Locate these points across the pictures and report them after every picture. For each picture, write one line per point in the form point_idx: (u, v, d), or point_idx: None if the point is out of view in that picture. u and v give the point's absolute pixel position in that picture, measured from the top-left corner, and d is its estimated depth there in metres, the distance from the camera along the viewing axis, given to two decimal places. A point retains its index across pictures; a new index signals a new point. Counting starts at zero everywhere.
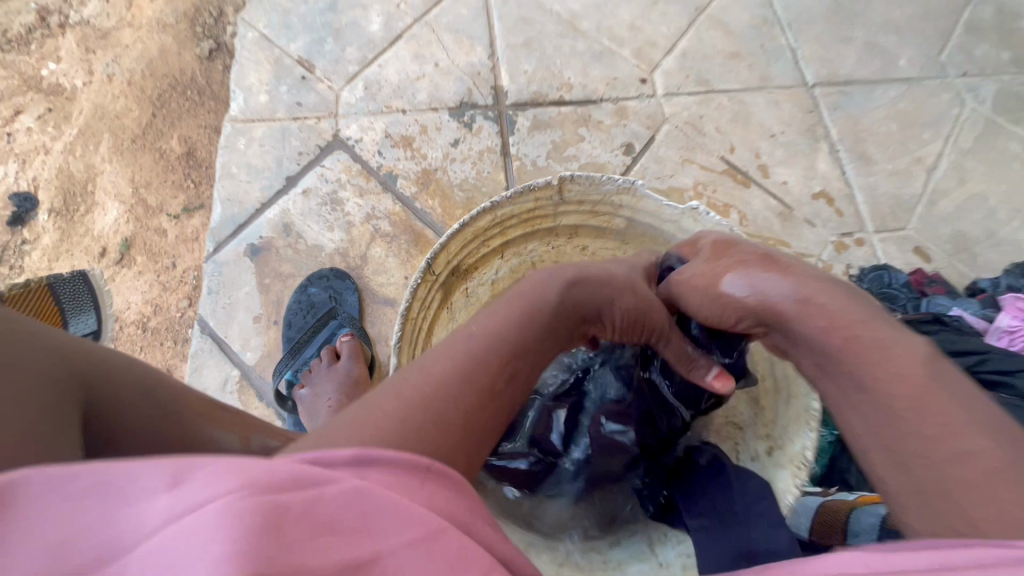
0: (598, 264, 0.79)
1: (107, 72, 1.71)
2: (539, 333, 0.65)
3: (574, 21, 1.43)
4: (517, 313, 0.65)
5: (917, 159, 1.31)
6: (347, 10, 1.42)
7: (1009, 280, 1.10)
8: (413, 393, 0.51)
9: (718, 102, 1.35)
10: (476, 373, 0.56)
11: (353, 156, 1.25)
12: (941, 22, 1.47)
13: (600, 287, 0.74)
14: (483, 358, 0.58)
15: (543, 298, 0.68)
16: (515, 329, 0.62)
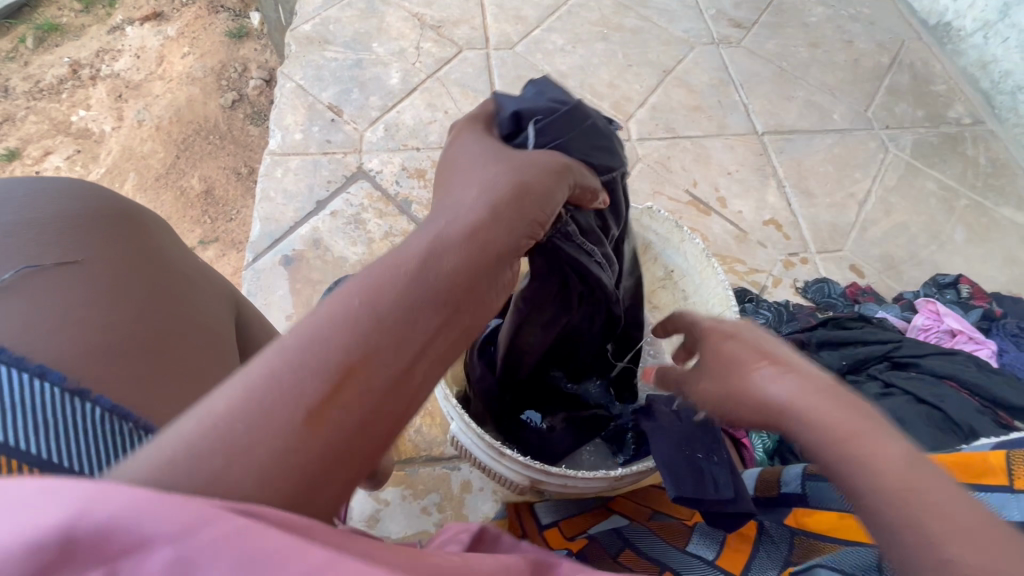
0: (526, 165, 0.60)
1: (137, 119, 2.61)
2: (430, 300, 0.44)
3: (562, 79, 1.72)
4: (444, 237, 0.49)
5: (850, 194, 1.56)
6: (371, 67, 1.70)
7: (925, 290, 1.30)
8: (320, 337, 0.38)
9: (683, 146, 1.60)
10: (405, 293, 0.43)
11: (374, 184, 1.47)
12: (866, 85, 1.77)
13: (538, 193, 0.58)
14: (410, 275, 0.44)
15: (490, 236, 0.51)
16: (393, 304, 0.42)
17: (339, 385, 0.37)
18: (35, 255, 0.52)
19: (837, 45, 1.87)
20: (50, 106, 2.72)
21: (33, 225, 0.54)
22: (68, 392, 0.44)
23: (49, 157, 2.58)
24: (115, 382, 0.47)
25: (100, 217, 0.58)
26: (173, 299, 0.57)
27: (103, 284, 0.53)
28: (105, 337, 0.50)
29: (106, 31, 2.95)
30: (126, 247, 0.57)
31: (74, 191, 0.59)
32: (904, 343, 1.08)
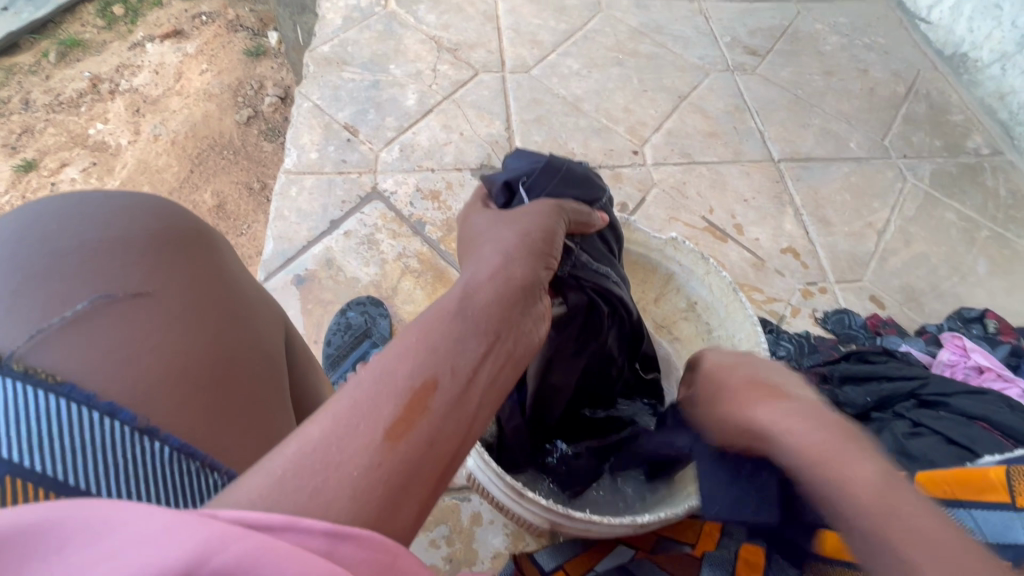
0: (530, 216, 0.68)
1: (154, 133, 2.64)
2: (477, 344, 0.51)
3: (577, 103, 1.72)
4: (478, 289, 0.56)
5: (868, 224, 1.54)
6: (388, 88, 1.71)
7: (950, 323, 1.28)
8: (386, 371, 0.45)
9: (698, 172, 1.59)
10: (449, 332, 0.50)
11: (388, 205, 1.46)
12: (882, 114, 1.77)
13: (545, 242, 0.66)
14: (452, 317, 0.51)
15: (512, 282, 0.58)
16: (450, 341, 0.49)
17: (406, 410, 0.43)
18: (108, 286, 0.53)
19: (852, 74, 1.87)
20: (69, 119, 2.76)
21: (109, 252, 0.55)
22: (137, 430, 0.47)
23: (65, 169, 2.60)
24: (180, 421, 0.50)
25: (168, 241, 0.59)
26: (234, 327, 0.58)
27: (171, 315, 0.54)
28: (171, 372, 0.51)
29: (127, 47, 3.00)
30: (192, 273, 0.58)
31: (144, 214, 0.60)
32: (930, 380, 1.04)
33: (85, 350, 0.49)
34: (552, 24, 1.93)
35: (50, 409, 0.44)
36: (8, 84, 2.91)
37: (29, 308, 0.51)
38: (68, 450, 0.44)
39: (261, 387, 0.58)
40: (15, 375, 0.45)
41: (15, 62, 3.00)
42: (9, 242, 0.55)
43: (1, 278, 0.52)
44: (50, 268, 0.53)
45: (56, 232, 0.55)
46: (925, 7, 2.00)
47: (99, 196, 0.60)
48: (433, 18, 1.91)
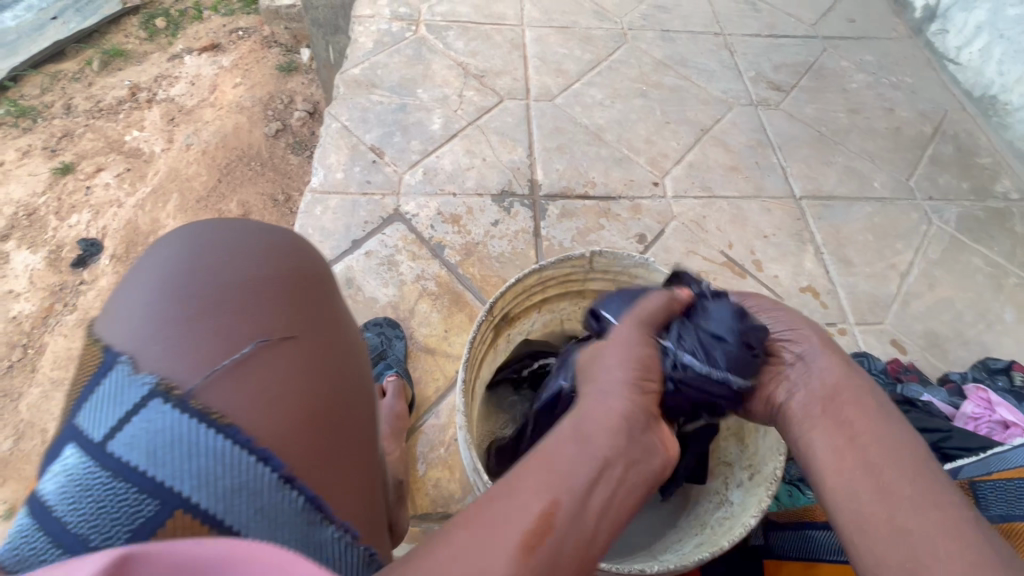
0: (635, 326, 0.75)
1: (186, 143, 2.73)
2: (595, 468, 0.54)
3: (599, 132, 1.74)
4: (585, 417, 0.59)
5: (891, 265, 1.52)
6: (414, 112, 1.75)
7: (974, 373, 1.25)
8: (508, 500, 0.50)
9: (719, 206, 1.59)
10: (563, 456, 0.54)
11: (410, 227, 1.49)
12: (908, 154, 1.76)
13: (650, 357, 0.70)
14: (564, 440, 0.56)
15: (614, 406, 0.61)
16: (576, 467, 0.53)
17: (532, 531, 0.48)
18: (262, 331, 0.65)
19: (878, 113, 1.87)
20: (107, 125, 2.87)
21: (258, 299, 0.67)
22: (281, 477, 0.56)
23: (100, 173, 2.69)
24: (312, 469, 0.59)
25: (283, 285, 0.70)
26: (348, 382, 0.69)
27: (303, 359, 0.65)
28: (305, 423, 0.61)
29: (166, 59, 3.13)
30: (317, 325, 0.69)
31: (283, 261, 0.72)
32: (954, 434, 1.02)
33: (241, 392, 0.60)
34: (578, 54, 1.96)
35: (210, 446, 0.55)
36: (53, 90, 3.05)
37: (186, 335, 0.62)
38: (220, 485, 0.54)
39: (364, 446, 0.68)
40: (192, 413, 0.56)
41: (61, 70, 3.14)
42: (180, 275, 0.66)
43: (173, 308, 0.63)
44: (215, 309, 0.65)
45: (217, 273, 0.67)
46: (954, 48, 1.99)
47: (251, 239, 0.73)
48: (461, 44, 1.96)
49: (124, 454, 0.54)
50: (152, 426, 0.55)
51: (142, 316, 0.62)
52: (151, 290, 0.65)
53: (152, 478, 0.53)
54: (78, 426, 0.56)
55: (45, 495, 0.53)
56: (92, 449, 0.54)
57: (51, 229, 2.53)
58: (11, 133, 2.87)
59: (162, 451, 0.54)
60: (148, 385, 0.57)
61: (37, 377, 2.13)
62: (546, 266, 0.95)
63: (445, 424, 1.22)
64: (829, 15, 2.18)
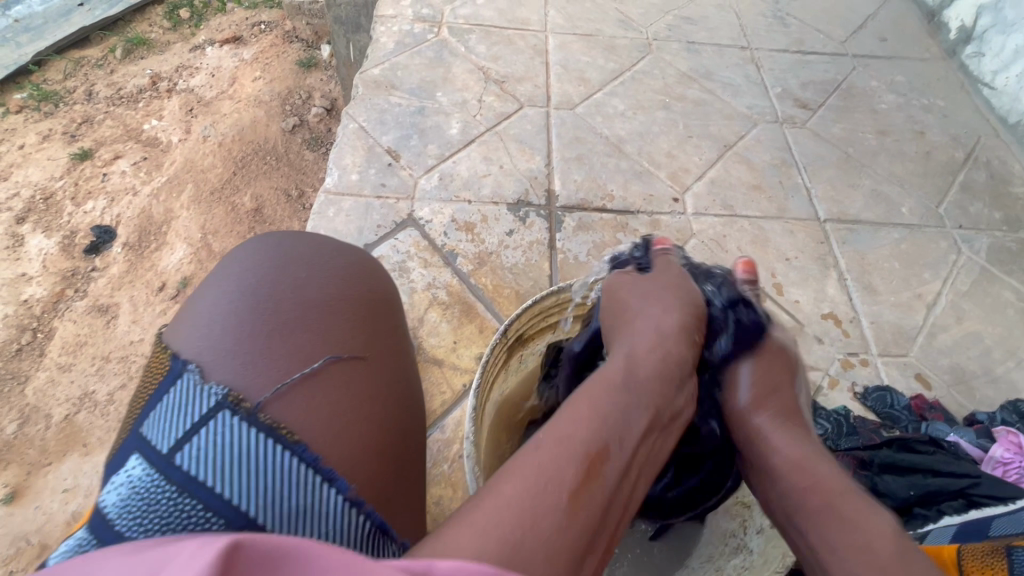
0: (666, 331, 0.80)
1: (204, 134, 2.73)
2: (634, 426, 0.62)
3: (619, 144, 1.70)
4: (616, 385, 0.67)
5: (918, 295, 1.47)
6: (432, 116, 1.73)
7: (1004, 415, 1.20)
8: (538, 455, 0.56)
9: (740, 225, 1.55)
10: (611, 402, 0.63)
11: (423, 233, 1.46)
12: (938, 180, 1.70)
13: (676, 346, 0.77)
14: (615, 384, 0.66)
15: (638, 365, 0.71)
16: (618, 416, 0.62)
17: (583, 476, 0.54)
18: (337, 345, 0.66)
19: (908, 135, 1.81)
20: (127, 113, 2.87)
21: (336, 313, 0.68)
22: (349, 501, 0.58)
23: (117, 161, 2.69)
24: (374, 490, 0.62)
25: (363, 309, 0.71)
26: (407, 404, 0.72)
27: (377, 385, 0.67)
28: (374, 445, 0.63)
29: (188, 49, 3.14)
30: (384, 344, 0.72)
31: (360, 277, 0.74)
32: (982, 481, 0.96)
33: (314, 411, 0.61)
34: (600, 63, 1.93)
35: (276, 463, 0.56)
36: (75, 76, 3.06)
37: (268, 357, 0.61)
38: (285, 506, 0.55)
39: (416, 466, 0.72)
40: (264, 427, 0.57)
41: (84, 55, 3.16)
42: (259, 283, 0.66)
43: (252, 320, 0.64)
44: (293, 322, 0.65)
45: (299, 285, 0.68)
46: (990, 72, 1.93)
47: (326, 250, 0.74)
48: (483, 48, 1.93)
49: (190, 468, 0.55)
50: (218, 438, 0.56)
51: (221, 328, 0.62)
52: (230, 296, 0.65)
53: (221, 495, 0.54)
54: (142, 437, 0.57)
55: (108, 506, 0.53)
56: (157, 461, 0.55)
57: (66, 214, 2.53)
58: (33, 117, 2.89)
59: (227, 466, 0.55)
60: (216, 396, 0.58)
61: (45, 362, 2.12)
62: (569, 288, 0.94)
63: (450, 439, 1.19)
64: (860, 32, 2.13)
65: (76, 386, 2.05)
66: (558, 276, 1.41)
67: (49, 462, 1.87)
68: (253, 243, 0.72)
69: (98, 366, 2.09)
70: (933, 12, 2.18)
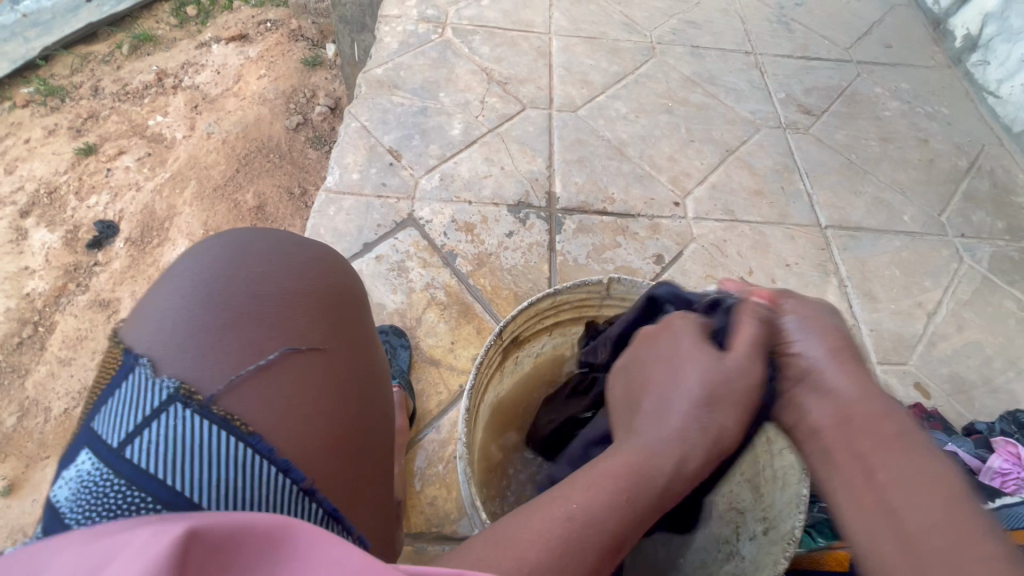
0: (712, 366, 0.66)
1: (208, 131, 2.74)
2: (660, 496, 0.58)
3: (621, 147, 1.70)
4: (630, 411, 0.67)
5: (918, 303, 1.46)
6: (435, 116, 1.73)
7: (1003, 425, 1.19)
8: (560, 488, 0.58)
9: (741, 230, 1.55)
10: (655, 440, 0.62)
11: (422, 233, 1.46)
12: (941, 188, 1.70)
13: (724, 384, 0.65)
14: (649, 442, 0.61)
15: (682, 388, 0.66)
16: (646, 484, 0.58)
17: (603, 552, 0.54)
18: (294, 339, 0.65)
19: (911, 142, 1.81)
20: (132, 108, 2.88)
21: (294, 307, 0.67)
22: (303, 491, 0.59)
23: (122, 156, 2.70)
24: (332, 482, 0.62)
25: (323, 303, 0.70)
26: (371, 399, 0.72)
27: (336, 378, 0.67)
28: (332, 438, 0.63)
29: (194, 46, 3.15)
30: (347, 339, 0.71)
31: (322, 270, 0.73)
32: None
33: (267, 404, 0.61)
34: (604, 66, 1.93)
35: (231, 454, 0.57)
36: (82, 71, 3.08)
37: (221, 351, 0.61)
38: (236, 496, 0.56)
39: (382, 460, 0.72)
40: (217, 418, 0.58)
41: (91, 51, 3.17)
42: (217, 277, 0.66)
43: (208, 314, 0.63)
44: (249, 317, 0.64)
45: (257, 279, 0.67)
46: (995, 81, 1.93)
47: (286, 244, 0.73)
48: (487, 49, 1.93)
49: (139, 460, 0.55)
50: (169, 430, 0.56)
51: (175, 322, 0.62)
52: (186, 289, 0.65)
53: (170, 487, 0.54)
54: (92, 431, 0.57)
55: (58, 500, 0.54)
56: (106, 454, 0.55)
57: (70, 209, 2.54)
58: (39, 112, 2.90)
59: (179, 457, 0.55)
60: (168, 389, 0.58)
61: (45, 356, 2.13)
62: (560, 291, 0.93)
63: (444, 440, 1.19)
64: (865, 39, 2.12)
65: (76, 380, 2.06)
66: (557, 278, 1.41)
67: (48, 456, 1.87)
68: (216, 238, 0.71)
69: (99, 361, 2.10)
70: (939, 20, 2.17)
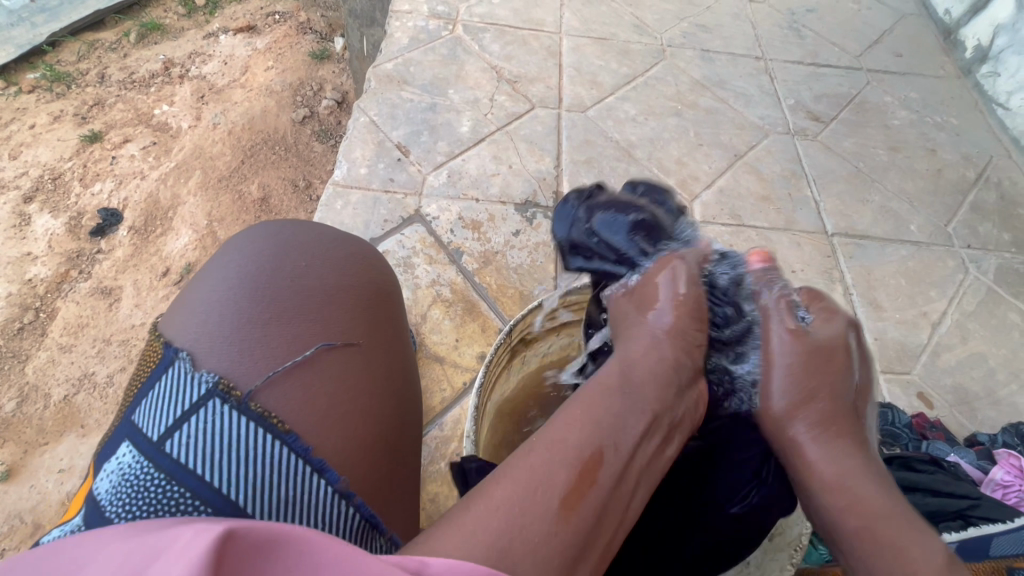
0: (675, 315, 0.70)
1: (214, 122, 2.73)
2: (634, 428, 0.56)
3: (630, 149, 1.70)
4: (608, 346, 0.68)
5: (923, 313, 1.46)
6: (444, 113, 1.72)
7: (1006, 437, 1.19)
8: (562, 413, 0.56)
9: (747, 235, 1.55)
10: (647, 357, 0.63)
11: (429, 230, 1.46)
12: (948, 199, 1.69)
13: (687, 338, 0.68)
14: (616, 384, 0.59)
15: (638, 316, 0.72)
16: (618, 415, 0.56)
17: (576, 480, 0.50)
18: (334, 336, 0.65)
19: (920, 152, 1.80)
20: (138, 97, 2.88)
21: (335, 304, 0.68)
22: (338, 493, 0.58)
23: (127, 144, 2.69)
24: (365, 482, 0.62)
25: (365, 302, 0.71)
26: (404, 398, 0.72)
27: (375, 377, 0.67)
28: (366, 438, 0.63)
29: (202, 36, 3.14)
30: (381, 337, 0.71)
31: (363, 269, 0.74)
32: (981, 503, 0.97)
33: (304, 400, 0.61)
34: (614, 67, 1.92)
35: (267, 452, 0.56)
36: (89, 58, 3.07)
37: (266, 345, 0.62)
38: (273, 494, 0.55)
39: (411, 459, 0.72)
40: (254, 415, 0.57)
41: (98, 38, 3.16)
42: (261, 269, 0.67)
43: (251, 309, 0.63)
44: (290, 312, 0.65)
45: (300, 274, 0.68)
46: (1004, 93, 1.93)
47: (324, 239, 0.74)
48: (497, 47, 1.93)
49: (179, 454, 0.54)
50: (208, 425, 0.56)
51: (220, 314, 0.62)
52: (230, 282, 0.65)
53: (209, 483, 0.54)
54: (134, 424, 0.57)
55: (101, 493, 0.54)
56: (147, 448, 0.55)
57: (74, 196, 2.54)
58: (45, 97, 2.90)
59: (216, 453, 0.55)
60: (207, 384, 0.57)
61: (46, 342, 2.13)
62: (571, 292, 0.94)
63: (448, 437, 1.19)
64: (875, 47, 2.12)
65: (76, 366, 2.06)
66: (563, 279, 1.40)
67: (46, 442, 1.87)
68: (258, 232, 0.72)
69: (99, 348, 2.10)
70: (950, 30, 2.17)
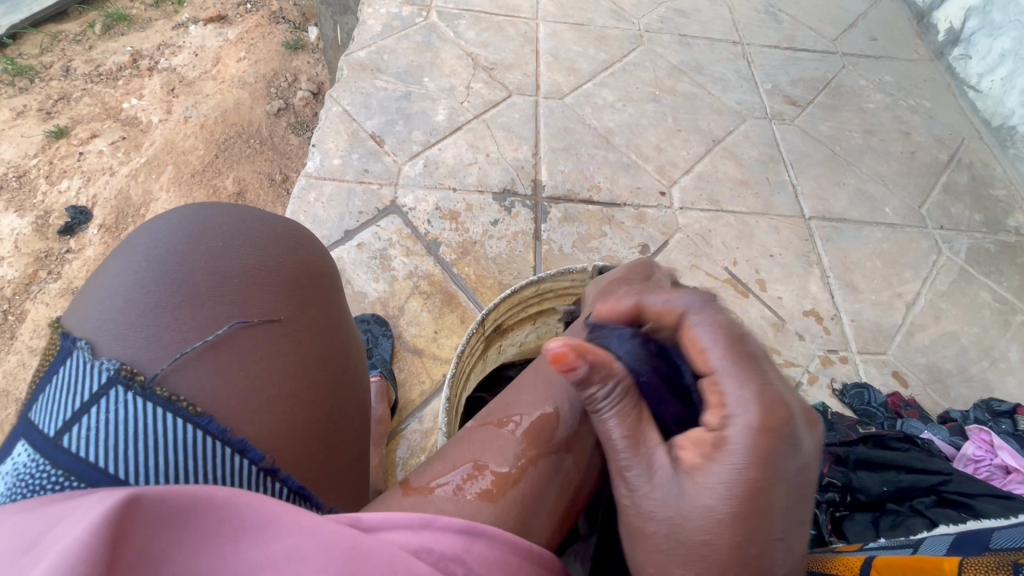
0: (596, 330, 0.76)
1: (185, 115, 2.65)
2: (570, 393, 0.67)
3: (608, 135, 1.69)
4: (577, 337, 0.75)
5: (898, 294, 1.48)
6: (419, 101, 1.69)
7: (977, 413, 1.22)
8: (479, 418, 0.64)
9: (726, 220, 1.55)
10: None
11: (406, 221, 1.43)
12: (921, 180, 1.72)
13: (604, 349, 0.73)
14: None
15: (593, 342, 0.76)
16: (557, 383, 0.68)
17: (526, 446, 0.61)
18: (255, 318, 0.63)
19: (893, 135, 1.82)
20: (105, 90, 2.78)
21: (257, 283, 0.66)
22: (263, 470, 0.57)
23: (95, 140, 2.60)
24: (296, 462, 0.61)
25: (293, 281, 0.69)
26: (342, 380, 0.70)
27: (306, 356, 0.66)
28: (298, 421, 0.62)
29: (171, 26, 3.04)
30: (313, 317, 0.69)
31: (283, 244, 0.71)
32: (954, 478, 0.98)
33: (221, 383, 0.59)
34: (591, 53, 1.90)
35: (177, 438, 0.54)
36: (52, 51, 2.95)
37: (181, 330, 0.60)
38: (185, 478, 0.54)
39: (356, 441, 0.71)
40: (158, 400, 0.55)
41: (61, 30, 3.04)
42: (172, 253, 0.64)
43: (164, 292, 0.62)
44: (205, 295, 0.63)
45: (215, 255, 0.66)
46: (975, 75, 1.95)
47: (247, 220, 0.71)
48: (472, 34, 1.89)
49: (79, 449, 0.51)
50: (108, 415, 0.53)
51: (126, 304, 0.60)
52: (136, 267, 0.63)
53: (112, 475, 0.51)
54: (30, 423, 0.54)
55: None
56: (43, 445, 0.51)
57: (40, 194, 2.45)
58: (6, 92, 2.77)
59: (120, 443, 0.52)
60: (108, 371, 0.55)
61: (16, 345, 2.06)
62: (543, 279, 0.90)
63: (428, 430, 1.17)
64: (851, 31, 2.13)
65: None
66: (542, 268, 1.39)
67: None
68: (169, 215, 0.69)
69: None
70: (923, 13, 2.18)
